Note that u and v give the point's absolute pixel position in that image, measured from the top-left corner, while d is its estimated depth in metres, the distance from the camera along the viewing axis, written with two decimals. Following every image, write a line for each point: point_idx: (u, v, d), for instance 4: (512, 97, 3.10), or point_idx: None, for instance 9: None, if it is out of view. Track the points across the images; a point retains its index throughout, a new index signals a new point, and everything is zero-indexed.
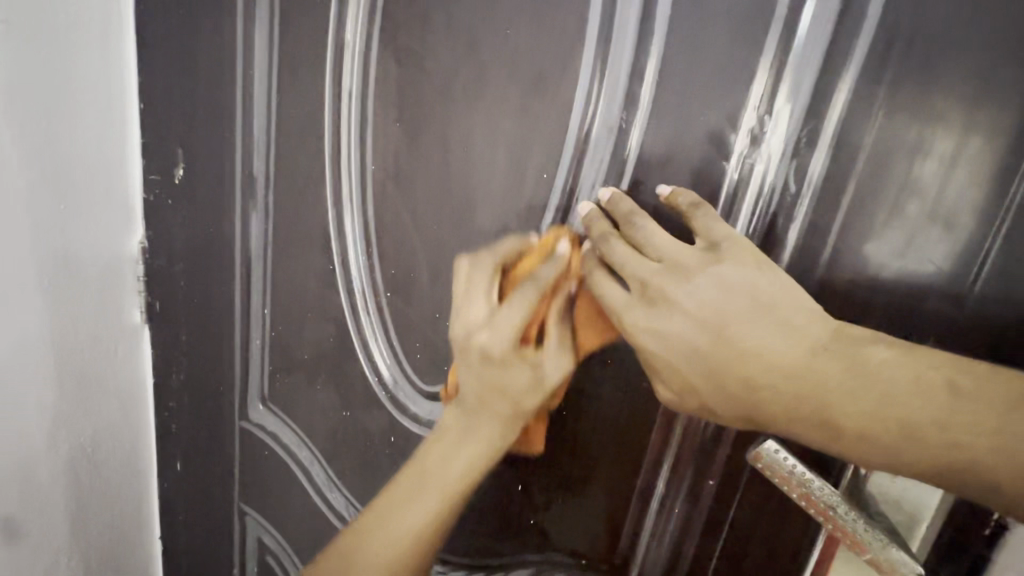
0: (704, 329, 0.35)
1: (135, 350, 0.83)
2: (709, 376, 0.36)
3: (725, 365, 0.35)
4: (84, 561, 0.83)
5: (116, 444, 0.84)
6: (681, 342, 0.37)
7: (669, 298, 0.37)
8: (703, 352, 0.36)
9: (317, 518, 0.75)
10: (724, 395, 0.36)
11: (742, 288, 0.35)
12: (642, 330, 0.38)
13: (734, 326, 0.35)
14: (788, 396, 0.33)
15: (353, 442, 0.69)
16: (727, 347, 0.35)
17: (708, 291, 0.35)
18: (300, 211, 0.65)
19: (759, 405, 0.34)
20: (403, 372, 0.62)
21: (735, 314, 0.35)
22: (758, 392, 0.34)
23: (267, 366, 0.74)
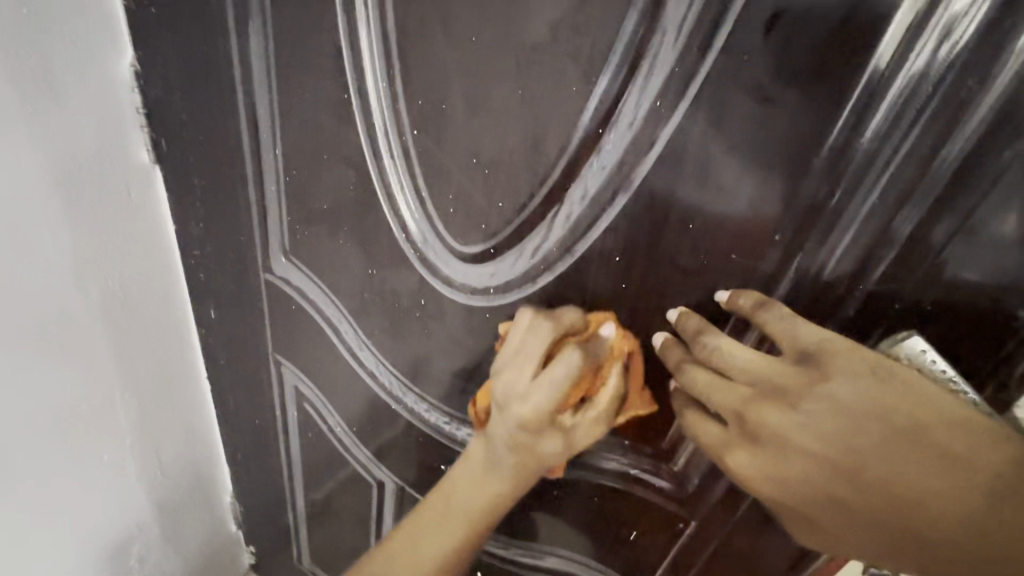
0: (831, 465, 0.36)
1: (148, 193, 0.77)
2: (832, 509, 0.37)
3: (854, 502, 0.35)
4: (138, 395, 0.87)
5: (148, 290, 0.82)
6: (802, 481, 0.37)
7: (791, 444, 0.37)
8: (830, 488, 0.36)
9: (350, 371, 0.74)
10: (850, 522, 0.36)
11: (865, 410, 0.34)
12: (759, 474, 0.39)
13: (865, 461, 0.34)
14: (927, 527, 0.33)
15: (380, 302, 0.63)
16: (856, 481, 0.35)
17: (838, 421, 0.35)
18: (304, 24, 0.52)
19: (887, 530, 0.35)
20: (435, 230, 0.53)
21: (870, 446, 0.34)
22: (895, 517, 0.34)
23: (285, 216, 0.66)
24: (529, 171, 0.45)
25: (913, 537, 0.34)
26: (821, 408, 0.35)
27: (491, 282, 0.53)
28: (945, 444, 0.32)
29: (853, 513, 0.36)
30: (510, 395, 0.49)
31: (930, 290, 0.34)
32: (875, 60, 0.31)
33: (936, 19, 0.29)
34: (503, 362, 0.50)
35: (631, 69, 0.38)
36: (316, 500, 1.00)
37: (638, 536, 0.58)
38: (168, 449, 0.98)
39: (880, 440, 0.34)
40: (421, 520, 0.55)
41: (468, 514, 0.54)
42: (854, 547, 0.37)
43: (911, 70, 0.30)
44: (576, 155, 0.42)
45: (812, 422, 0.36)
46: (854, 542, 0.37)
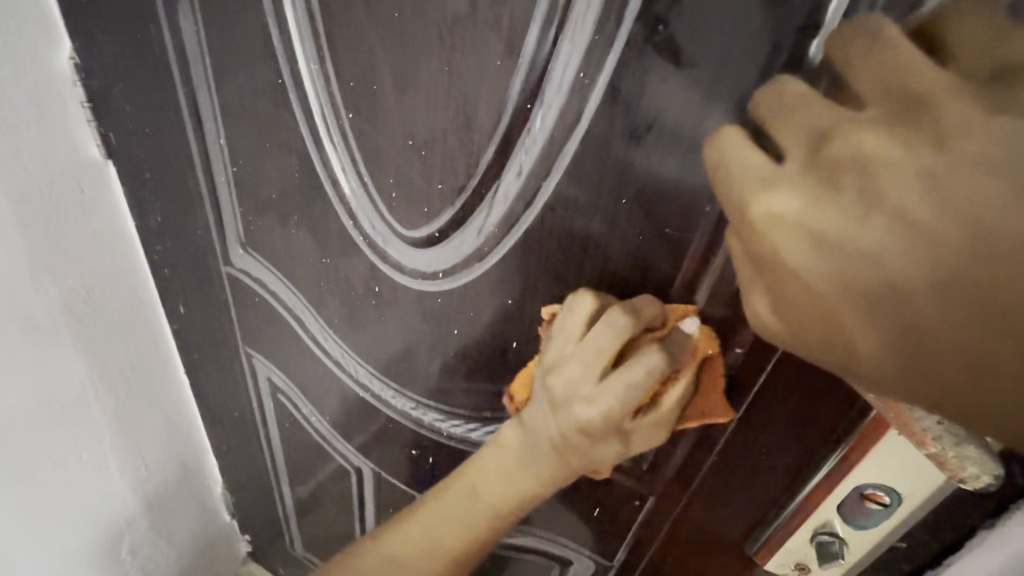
0: (875, 315, 0.25)
1: (103, 189, 0.75)
2: (887, 314, 0.24)
3: (878, 362, 0.25)
4: (112, 393, 0.88)
5: (113, 287, 0.82)
6: (845, 283, 0.25)
7: (839, 242, 0.25)
8: (848, 342, 0.26)
9: (318, 361, 0.74)
10: (908, 333, 0.24)
11: (927, 265, 0.23)
12: (788, 281, 0.27)
13: (923, 319, 0.23)
14: (1019, 362, 0.22)
15: (337, 292, 0.63)
16: (900, 330, 0.24)
17: (922, 252, 0.23)
18: (231, 5, 0.50)
19: (888, 392, 0.27)
20: (380, 215, 0.52)
21: (945, 318, 0.23)
22: (904, 395, 0.26)
23: (237, 208, 0.65)
24: (465, 150, 0.44)
25: (997, 360, 0.23)
26: (898, 264, 0.24)
27: (439, 266, 0.52)
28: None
29: (916, 331, 0.24)
30: (546, 367, 0.44)
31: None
32: (792, 18, 0.29)
33: None
34: (551, 368, 0.44)
35: (555, 37, 0.36)
36: (300, 489, 1.01)
37: (602, 512, 0.58)
38: (150, 444, 0.99)
39: (997, 244, 0.22)
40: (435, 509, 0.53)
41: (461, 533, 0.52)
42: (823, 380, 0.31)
43: (833, 18, 0.29)
44: (507, 133, 0.41)
45: (875, 245, 0.24)
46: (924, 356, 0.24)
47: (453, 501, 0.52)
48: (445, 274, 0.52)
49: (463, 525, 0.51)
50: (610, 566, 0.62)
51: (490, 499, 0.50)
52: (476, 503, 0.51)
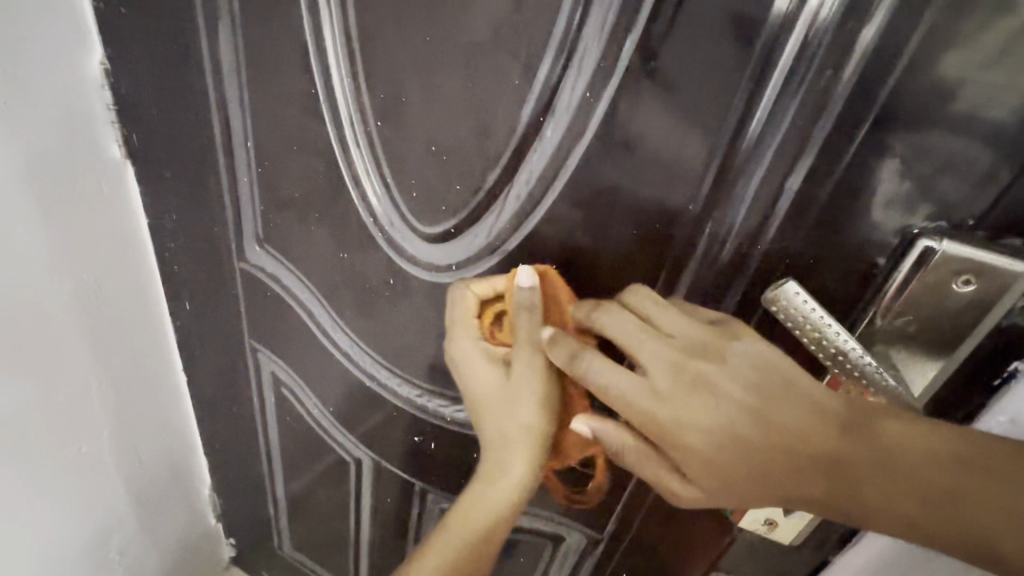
0: (749, 414, 0.42)
1: (119, 187, 0.79)
2: (738, 453, 0.43)
3: (760, 439, 0.42)
4: (113, 387, 0.90)
5: (121, 282, 0.84)
6: (737, 440, 0.42)
7: (717, 405, 0.43)
8: (736, 432, 0.43)
9: (324, 353, 0.78)
10: (778, 461, 0.42)
11: (775, 367, 0.42)
12: (690, 434, 0.44)
13: (771, 400, 0.42)
14: (833, 485, 0.40)
15: (351, 285, 0.68)
16: (761, 414, 0.42)
17: (758, 425, 0.42)
18: (271, 23, 0.55)
19: (773, 465, 0.42)
20: (399, 213, 0.58)
21: (780, 402, 0.41)
22: (781, 462, 0.41)
23: (258, 207, 0.70)
24: (482, 156, 0.50)
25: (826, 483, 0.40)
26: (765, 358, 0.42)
27: (453, 260, 0.58)
28: (830, 407, 0.40)
29: (754, 456, 0.42)
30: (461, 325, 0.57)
31: (811, 244, 0.42)
32: (755, 59, 0.37)
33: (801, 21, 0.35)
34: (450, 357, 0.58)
35: (563, 64, 0.43)
36: (295, 484, 1.04)
37: (593, 486, 0.63)
38: (143, 441, 1.00)
39: (802, 417, 0.41)
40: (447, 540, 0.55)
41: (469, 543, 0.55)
42: (732, 490, 0.44)
43: (784, 60, 0.37)
44: (520, 143, 0.48)
45: (731, 417, 0.43)
46: (795, 481, 0.42)
47: (497, 458, 0.56)
48: (457, 267, 0.58)
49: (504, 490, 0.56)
50: (600, 537, 0.68)
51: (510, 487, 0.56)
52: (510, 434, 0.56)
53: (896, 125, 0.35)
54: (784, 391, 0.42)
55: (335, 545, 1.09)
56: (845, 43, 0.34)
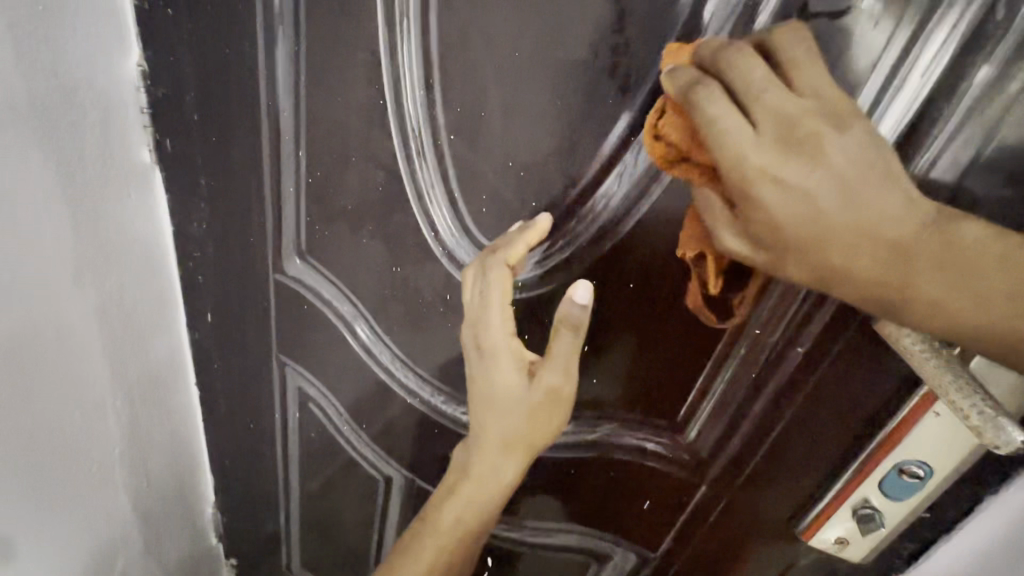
0: (826, 221, 0.32)
1: (147, 194, 0.76)
2: (809, 229, 0.32)
3: (848, 221, 0.31)
4: (128, 401, 0.85)
5: (143, 292, 0.80)
6: (824, 219, 0.31)
7: (784, 267, 0.34)
8: (817, 216, 0.32)
9: (362, 368, 0.76)
10: (831, 227, 0.32)
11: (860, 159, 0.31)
12: (771, 190, 0.32)
13: (858, 188, 0.31)
14: (867, 281, 0.33)
15: (402, 299, 0.66)
16: (844, 206, 0.31)
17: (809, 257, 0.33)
18: (340, 32, 0.54)
19: (858, 232, 0.32)
20: (465, 229, 0.57)
21: (885, 207, 0.31)
22: (876, 251, 0.32)
23: (303, 217, 0.68)
24: (563, 175, 0.50)
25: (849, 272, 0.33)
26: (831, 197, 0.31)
27: (520, 277, 0.57)
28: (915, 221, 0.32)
29: (825, 223, 0.32)
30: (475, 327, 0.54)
31: None
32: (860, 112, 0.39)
33: (908, 80, 0.37)
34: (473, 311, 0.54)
35: (660, 88, 0.43)
36: (314, 501, 1.01)
37: (650, 504, 0.64)
38: (153, 458, 0.95)
39: (883, 200, 0.31)
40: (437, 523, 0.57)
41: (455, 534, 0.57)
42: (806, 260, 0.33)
43: (888, 114, 0.38)
44: (606, 163, 0.48)
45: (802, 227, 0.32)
46: (829, 282, 0.34)
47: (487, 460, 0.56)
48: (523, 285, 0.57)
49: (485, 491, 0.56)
50: (651, 557, 0.68)
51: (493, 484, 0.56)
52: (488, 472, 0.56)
53: (1009, 155, 0.36)
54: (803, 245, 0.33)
55: (352, 565, 1.05)
56: (964, 76, 0.35)
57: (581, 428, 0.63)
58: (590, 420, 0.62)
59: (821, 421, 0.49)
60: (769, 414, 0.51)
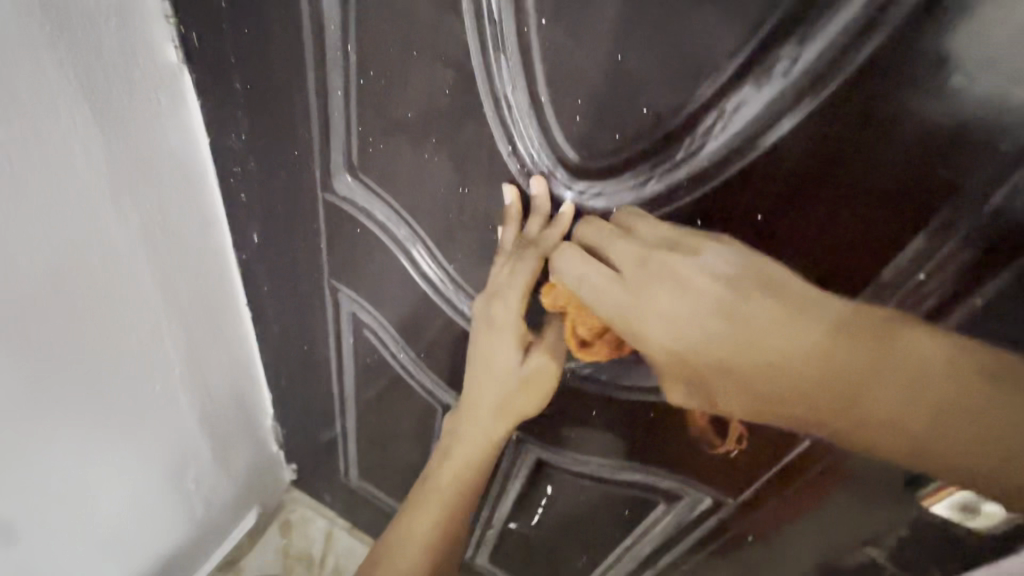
0: (757, 362, 0.45)
1: (178, 103, 0.67)
2: (779, 375, 0.44)
3: (742, 349, 0.45)
4: (184, 325, 0.83)
5: (186, 213, 0.75)
6: (776, 353, 0.44)
7: (792, 321, 0.43)
8: (737, 363, 0.46)
9: (421, 297, 0.71)
10: (782, 356, 0.43)
11: (744, 289, 0.44)
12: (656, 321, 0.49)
13: (768, 338, 0.43)
14: (812, 387, 0.43)
15: (469, 224, 0.58)
16: (763, 353, 0.44)
17: (745, 324, 0.44)
18: None
19: (797, 396, 0.45)
20: (551, 144, 0.48)
21: (800, 347, 0.42)
22: (796, 395, 0.45)
23: (354, 129, 0.59)
24: (690, 73, 0.39)
25: (780, 404, 0.47)
26: (806, 356, 0.42)
27: (615, 202, 0.49)
28: (861, 377, 0.41)
29: (794, 380, 0.44)
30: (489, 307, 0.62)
31: None
32: None
33: None
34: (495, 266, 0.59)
35: None
36: (371, 421, 1.02)
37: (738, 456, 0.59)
38: (214, 379, 0.96)
39: (804, 349, 0.42)
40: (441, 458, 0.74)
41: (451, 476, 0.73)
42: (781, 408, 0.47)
43: None
44: (755, 58, 0.37)
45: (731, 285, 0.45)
46: (785, 403, 0.46)
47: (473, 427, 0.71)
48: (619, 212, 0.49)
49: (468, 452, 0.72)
50: (727, 504, 0.66)
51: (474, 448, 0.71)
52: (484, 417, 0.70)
53: None
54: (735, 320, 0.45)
55: (407, 478, 1.09)
56: None
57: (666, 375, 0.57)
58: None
59: None
60: None
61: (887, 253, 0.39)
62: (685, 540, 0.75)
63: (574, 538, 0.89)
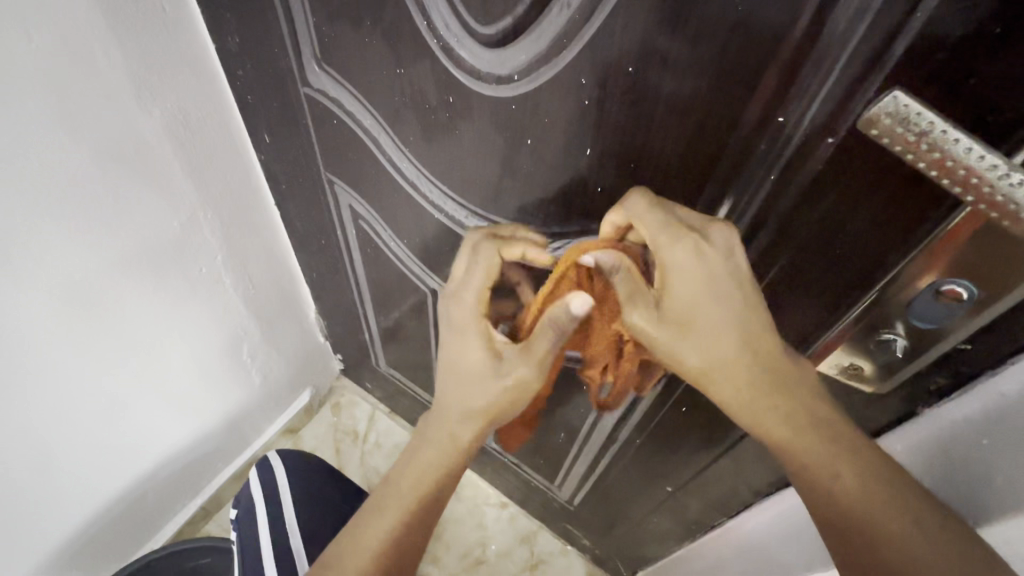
0: (689, 329, 0.55)
1: (180, 6, 0.76)
2: (710, 341, 0.55)
3: (697, 319, 0.55)
4: (218, 216, 0.98)
5: (202, 112, 0.86)
6: (697, 313, 0.55)
7: (726, 299, 0.53)
8: (686, 328, 0.55)
9: (394, 186, 0.78)
10: (716, 325, 0.54)
11: (708, 274, 0.52)
12: (643, 299, 0.56)
13: (704, 307, 0.54)
14: (745, 364, 0.54)
15: (410, 103, 0.63)
16: (699, 319, 0.55)
17: (702, 296, 0.54)
18: None
19: (727, 356, 0.55)
20: (454, 11, 0.51)
21: (725, 312, 0.53)
22: (722, 362, 0.55)
23: (309, 18, 0.64)
24: None
25: (698, 368, 0.56)
26: (737, 318, 0.53)
27: (514, 68, 0.51)
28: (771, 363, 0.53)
29: (720, 347, 0.55)
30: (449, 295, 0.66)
31: (970, 47, 0.32)
32: None
33: None
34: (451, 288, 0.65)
35: None
36: (384, 314, 1.16)
37: None
38: (254, 268, 1.12)
39: (732, 311, 0.53)
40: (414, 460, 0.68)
41: (419, 476, 0.67)
42: (715, 379, 0.56)
43: None
44: None
45: (727, 271, 0.51)
46: (714, 377, 0.56)
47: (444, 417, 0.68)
48: (519, 77, 0.51)
49: (438, 450, 0.67)
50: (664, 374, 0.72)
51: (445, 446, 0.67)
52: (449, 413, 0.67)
53: None
54: (716, 287, 0.53)
55: (422, 365, 1.24)
56: None
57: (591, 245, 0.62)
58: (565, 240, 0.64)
59: (843, 232, 0.45)
60: (792, 214, 0.47)
61: (751, 93, 0.41)
62: (635, 414, 0.83)
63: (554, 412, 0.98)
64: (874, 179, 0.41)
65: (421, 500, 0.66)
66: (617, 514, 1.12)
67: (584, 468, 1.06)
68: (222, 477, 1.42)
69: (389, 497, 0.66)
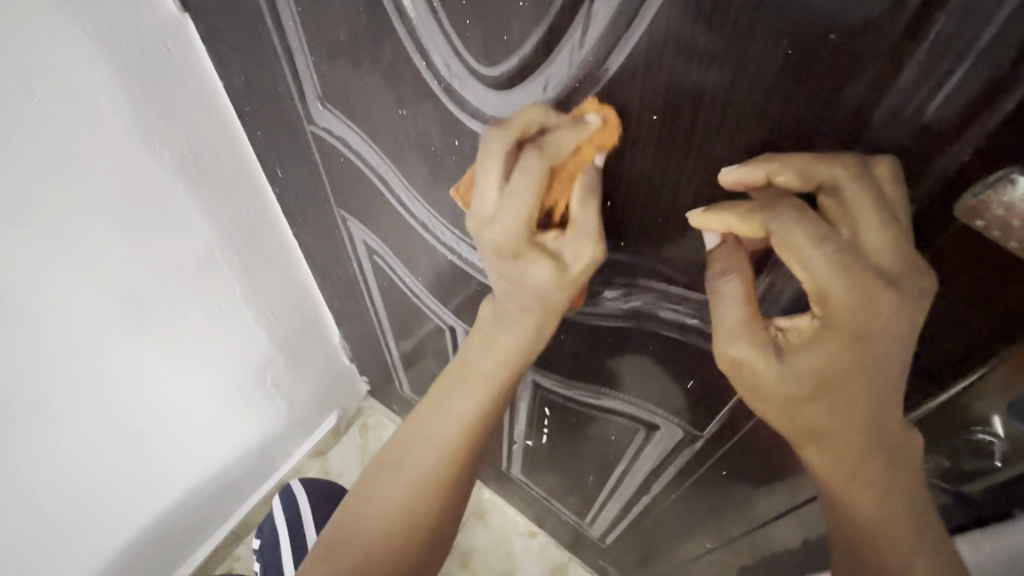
0: (818, 388, 0.44)
1: (187, 47, 0.74)
2: (841, 404, 0.44)
3: (833, 379, 0.43)
4: (235, 251, 0.97)
5: (213, 151, 0.84)
6: (837, 375, 0.43)
7: (879, 364, 0.42)
8: (814, 388, 0.44)
9: (406, 225, 0.74)
10: (858, 390, 0.43)
11: (867, 334, 0.41)
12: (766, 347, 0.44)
13: (852, 372, 0.42)
14: (861, 434, 0.45)
15: (415, 145, 0.59)
16: (832, 383, 0.43)
17: (850, 358, 0.42)
18: None
19: (853, 423, 0.44)
20: (456, 52, 0.47)
21: (880, 377, 0.42)
22: (841, 427, 0.45)
23: (309, 58, 0.60)
24: None
25: (807, 427, 0.46)
26: (887, 385, 0.43)
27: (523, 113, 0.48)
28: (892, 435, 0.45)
29: (853, 414, 0.44)
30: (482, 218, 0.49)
31: None
32: None
33: None
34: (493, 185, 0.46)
35: None
36: (406, 344, 1.12)
37: (695, 383, 0.61)
38: (273, 299, 1.11)
39: (885, 375, 0.42)
40: (383, 483, 0.62)
41: (393, 507, 0.61)
42: (820, 438, 0.46)
43: None
44: None
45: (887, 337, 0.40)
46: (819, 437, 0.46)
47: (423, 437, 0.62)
48: None
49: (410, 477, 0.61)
50: (700, 436, 0.68)
51: (418, 473, 0.61)
52: (429, 435, 0.62)
53: None
54: (863, 354, 0.41)
55: None
56: None
57: (615, 297, 0.59)
58: (640, 295, 0.57)
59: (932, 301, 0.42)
60: None
61: (800, 148, 0.38)
62: (671, 466, 0.77)
63: (583, 454, 0.92)
64: (979, 264, 0.38)
65: (395, 533, 0.60)
66: (652, 556, 1.05)
67: (616, 510, 0.99)
68: (250, 503, 1.42)
69: (363, 525, 0.61)
